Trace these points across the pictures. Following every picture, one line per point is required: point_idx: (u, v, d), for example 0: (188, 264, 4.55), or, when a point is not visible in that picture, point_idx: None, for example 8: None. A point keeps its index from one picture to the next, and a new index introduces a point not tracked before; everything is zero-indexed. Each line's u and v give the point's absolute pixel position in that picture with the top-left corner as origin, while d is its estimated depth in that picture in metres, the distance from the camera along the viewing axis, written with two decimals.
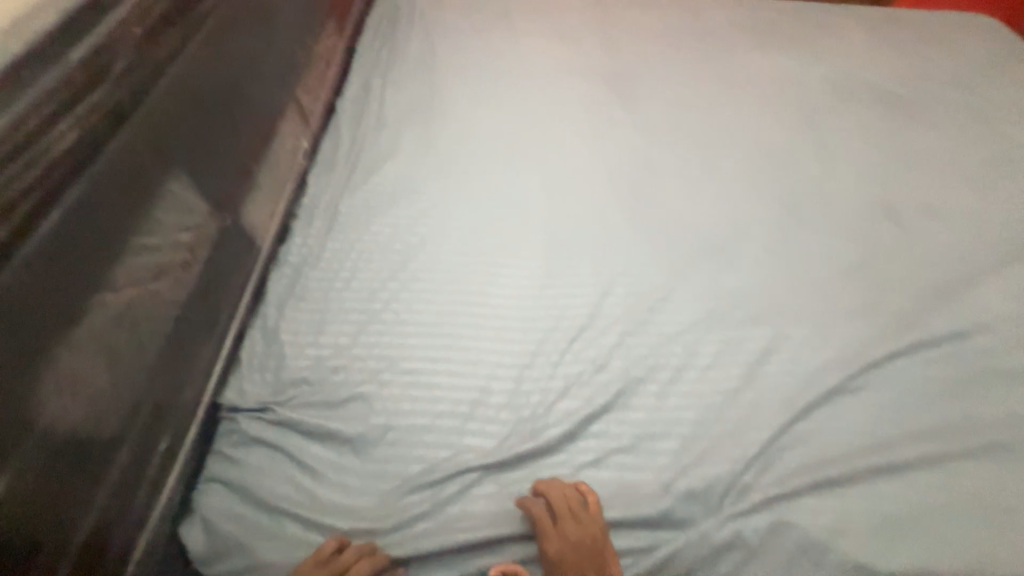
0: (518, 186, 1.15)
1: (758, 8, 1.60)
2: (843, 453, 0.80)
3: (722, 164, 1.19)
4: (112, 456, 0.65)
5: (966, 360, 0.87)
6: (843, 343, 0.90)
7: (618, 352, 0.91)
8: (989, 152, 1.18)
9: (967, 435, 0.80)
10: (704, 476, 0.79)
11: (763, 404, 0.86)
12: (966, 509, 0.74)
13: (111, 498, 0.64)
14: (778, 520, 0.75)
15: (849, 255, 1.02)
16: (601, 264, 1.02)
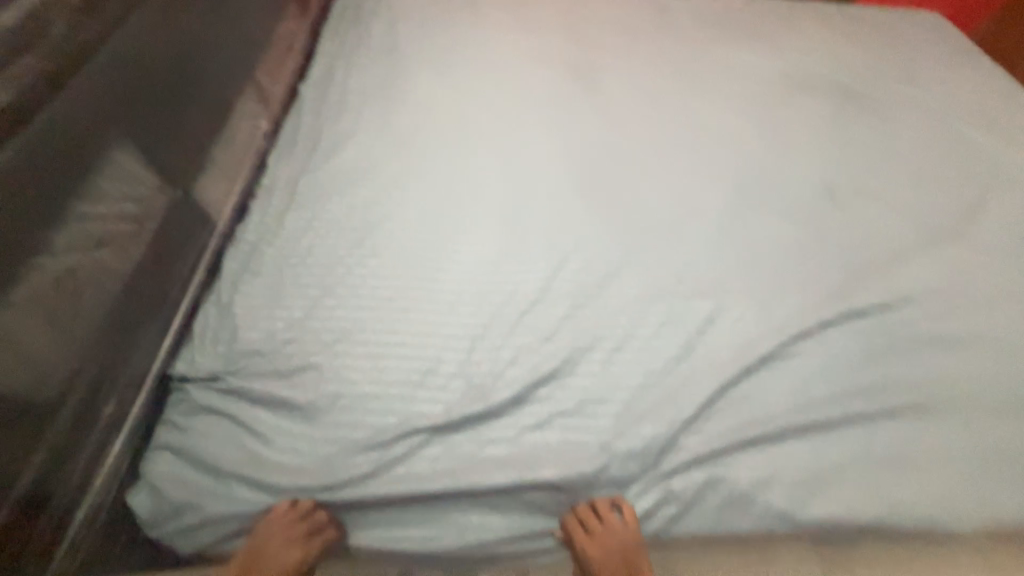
0: (480, 163, 1.15)
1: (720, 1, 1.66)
2: (774, 415, 0.84)
3: (678, 148, 1.22)
4: (56, 408, 0.70)
5: (877, 332, 0.96)
6: (779, 316, 0.95)
7: (568, 323, 0.91)
8: (905, 143, 1.33)
9: (876, 397, 0.88)
10: (646, 439, 0.79)
11: (705, 371, 0.87)
12: (872, 463, 0.82)
13: (51, 451, 0.68)
14: (710, 475, 0.78)
15: (789, 237, 1.09)
16: (557, 238, 1.04)
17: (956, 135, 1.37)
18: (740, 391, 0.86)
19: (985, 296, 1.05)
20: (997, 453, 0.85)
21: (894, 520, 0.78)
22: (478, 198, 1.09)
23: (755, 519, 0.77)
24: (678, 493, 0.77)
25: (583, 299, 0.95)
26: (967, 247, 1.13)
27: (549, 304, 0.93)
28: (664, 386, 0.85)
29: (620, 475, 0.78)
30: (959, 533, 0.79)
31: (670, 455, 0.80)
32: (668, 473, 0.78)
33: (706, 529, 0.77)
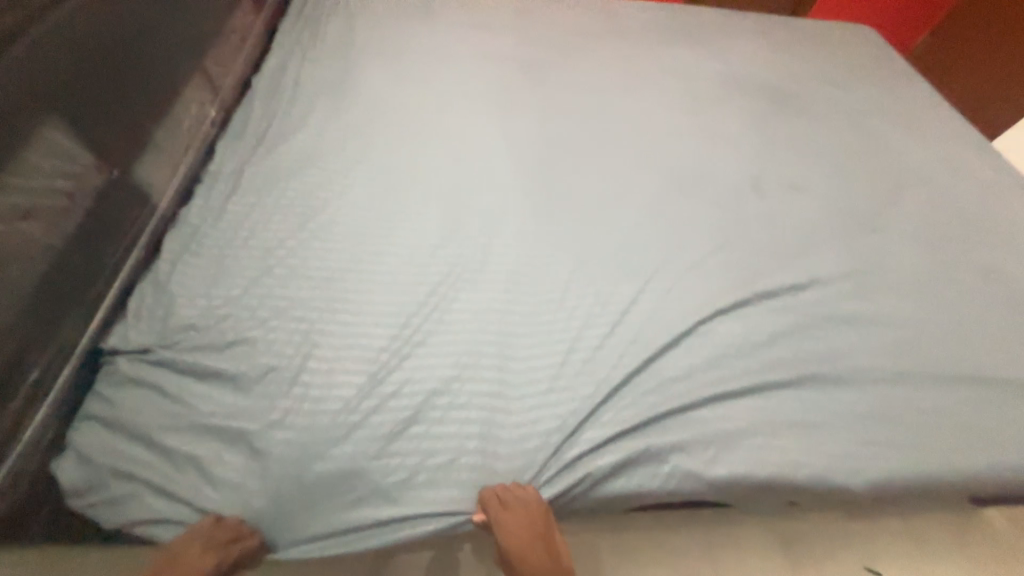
0: (426, 154, 1.20)
1: (671, 7, 1.75)
2: (688, 385, 0.90)
3: (619, 143, 1.30)
4: None
5: (792, 311, 1.04)
6: (701, 297, 1.02)
7: (502, 302, 0.96)
8: (832, 142, 1.43)
9: (785, 369, 0.95)
10: (567, 406, 0.85)
11: (627, 345, 0.93)
12: (775, 428, 0.90)
13: None
14: (625, 441, 0.84)
15: (717, 225, 1.16)
16: (497, 224, 1.09)
17: (877, 134, 1.48)
18: (659, 364, 0.92)
19: (890, 278, 1.15)
20: (885, 417, 0.95)
21: (790, 476, 0.87)
22: (423, 186, 1.13)
23: (665, 479, 0.84)
24: (594, 456, 0.83)
25: (516, 281, 1.00)
26: (878, 235, 1.23)
27: (483, 284, 0.99)
28: (587, 359, 0.91)
29: (541, 441, 0.82)
30: (844, 486, 0.88)
31: (589, 422, 0.85)
32: (588, 439, 0.83)
33: (620, 488, 0.83)
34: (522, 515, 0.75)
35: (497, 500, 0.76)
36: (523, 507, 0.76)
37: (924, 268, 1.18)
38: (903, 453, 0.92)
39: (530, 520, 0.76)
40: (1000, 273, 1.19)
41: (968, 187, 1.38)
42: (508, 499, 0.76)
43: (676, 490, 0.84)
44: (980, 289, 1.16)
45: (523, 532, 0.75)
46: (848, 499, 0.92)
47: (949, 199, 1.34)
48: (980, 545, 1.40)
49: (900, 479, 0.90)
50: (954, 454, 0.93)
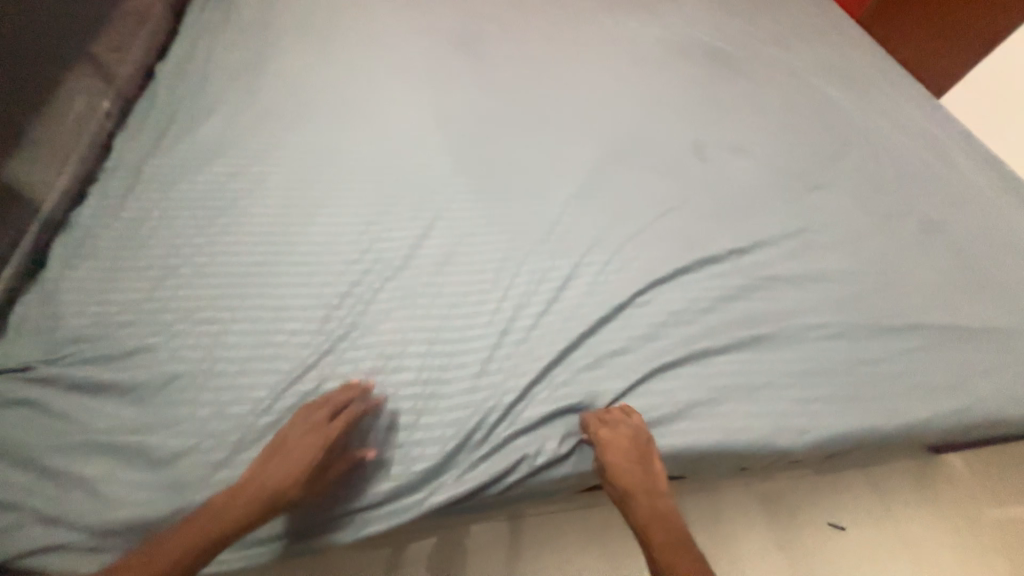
0: (350, 135, 1.12)
1: None
2: (625, 360, 0.88)
3: (557, 114, 1.24)
4: None
5: (734, 276, 1.02)
6: (641, 268, 0.99)
7: (432, 286, 0.91)
8: (777, 101, 1.41)
9: (727, 334, 0.93)
10: (500, 391, 0.81)
11: (563, 323, 0.89)
12: (717, 395, 0.88)
13: None
14: (561, 426, 0.82)
15: (658, 192, 1.13)
16: (426, 205, 1.03)
17: (822, 92, 1.47)
18: (597, 339, 0.89)
19: (834, 234, 1.13)
20: (829, 373, 0.94)
21: (736, 443, 0.84)
22: (345, 170, 1.06)
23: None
24: (531, 439, 0.80)
25: (446, 264, 0.94)
26: (823, 192, 1.21)
27: (411, 269, 0.93)
28: (522, 340, 0.87)
29: (473, 428, 0.78)
30: (791, 448, 0.87)
31: (525, 405, 0.82)
32: (524, 423, 0.80)
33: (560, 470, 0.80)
34: (621, 434, 0.78)
35: (601, 421, 0.80)
36: (624, 433, 0.79)
37: (868, 222, 1.17)
38: (848, 409, 0.91)
39: (629, 440, 0.78)
40: (941, 222, 1.20)
41: (909, 138, 1.38)
42: (611, 422, 0.80)
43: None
44: (923, 239, 1.16)
45: (622, 452, 0.77)
46: (794, 460, 0.91)
47: (891, 152, 1.34)
48: (939, 491, 1.43)
49: (846, 436, 0.89)
50: (898, 407, 0.93)
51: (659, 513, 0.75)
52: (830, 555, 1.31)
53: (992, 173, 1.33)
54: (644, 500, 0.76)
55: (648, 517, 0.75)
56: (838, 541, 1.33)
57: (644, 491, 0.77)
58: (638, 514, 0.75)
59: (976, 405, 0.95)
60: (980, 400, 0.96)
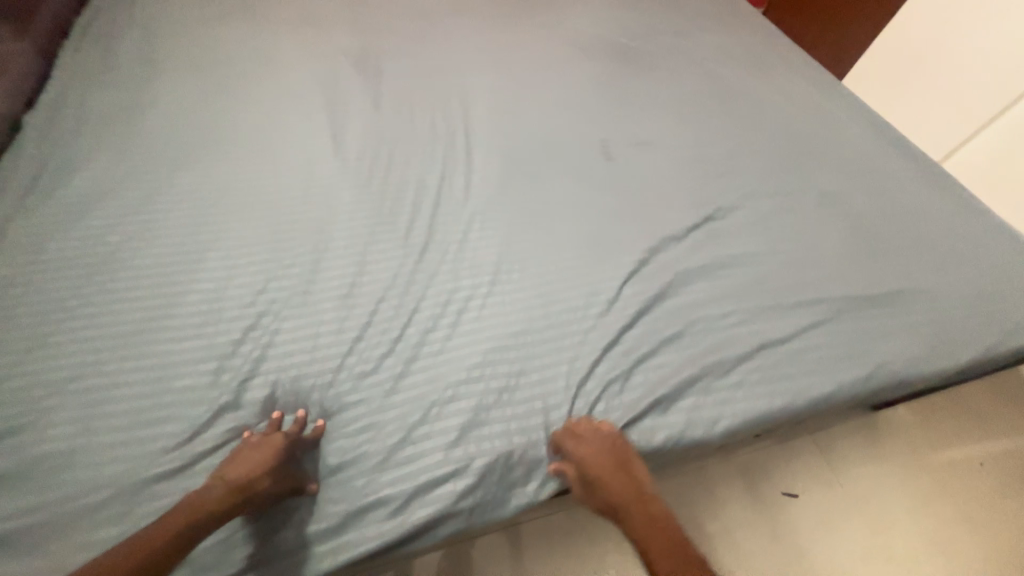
0: (243, 171, 1.07)
1: None
2: (537, 373, 0.86)
3: (462, 130, 1.24)
4: None
5: (644, 273, 1.02)
6: (549, 276, 0.98)
7: (333, 322, 0.88)
8: (682, 92, 1.44)
9: (637, 334, 0.94)
10: (403, 423, 0.78)
11: (470, 343, 0.87)
12: (632, 396, 0.87)
13: None
14: (470, 450, 0.77)
15: (567, 196, 1.13)
16: (325, 237, 0.99)
17: (724, 78, 1.51)
18: (509, 355, 0.87)
19: (740, 218, 1.16)
20: (742, 357, 0.95)
21: (650, 443, 0.85)
22: (237, 208, 1.01)
23: (526, 480, 0.78)
24: (443, 476, 0.74)
25: (348, 297, 0.91)
26: (728, 178, 1.24)
27: (311, 307, 0.89)
28: (429, 367, 0.84)
29: (378, 467, 0.75)
30: (706, 440, 0.88)
31: (428, 432, 0.78)
32: (430, 452, 0.76)
33: (477, 505, 0.75)
34: (595, 445, 0.77)
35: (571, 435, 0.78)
36: (599, 443, 0.77)
37: (772, 203, 1.21)
38: (761, 391, 0.92)
39: (605, 449, 0.77)
40: (838, 194, 1.25)
41: (808, 116, 1.44)
42: (583, 436, 0.78)
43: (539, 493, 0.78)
44: (824, 214, 1.20)
45: (601, 462, 0.75)
46: (716, 448, 0.93)
47: (791, 131, 1.39)
48: (879, 447, 1.49)
49: (759, 420, 0.90)
50: (810, 382, 0.94)
51: (651, 518, 0.73)
52: (792, 522, 1.34)
53: (884, 142, 1.40)
54: (635, 508, 0.74)
55: (641, 524, 0.72)
56: (790, 508, 1.36)
57: (633, 499, 0.75)
58: (633, 524, 0.73)
59: (883, 369, 0.98)
60: (888, 363, 0.99)
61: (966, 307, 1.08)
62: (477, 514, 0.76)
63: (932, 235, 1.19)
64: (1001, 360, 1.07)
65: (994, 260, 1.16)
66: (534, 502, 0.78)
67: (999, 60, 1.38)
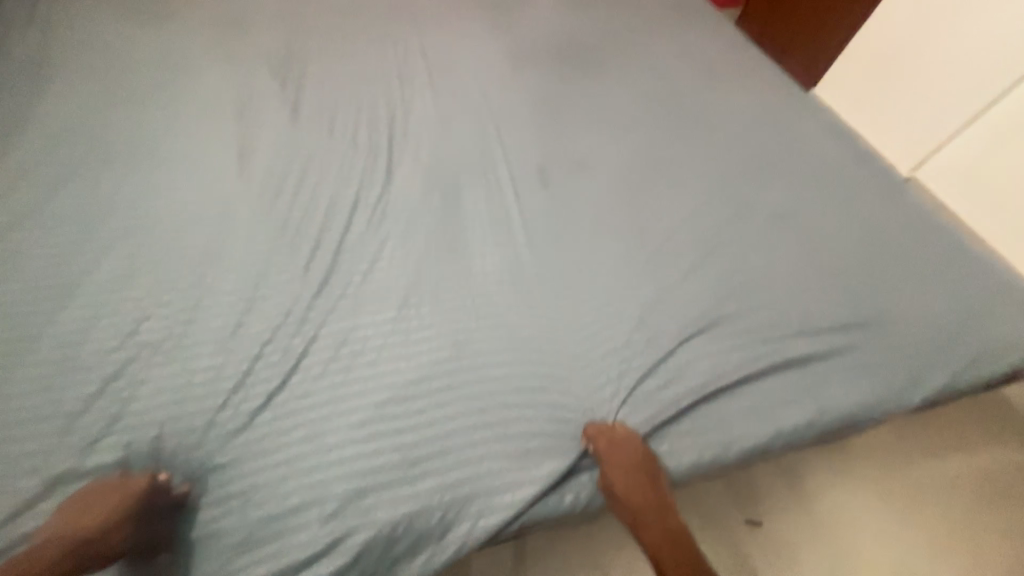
0: (130, 192, 0.96)
1: None
2: (437, 428, 0.76)
3: (386, 143, 1.14)
4: None
5: (570, 305, 0.93)
6: (463, 310, 0.88)
7: (206, 369, 0.77)
8: (630, 103, 1.36)
9: (556, 377, 0.84)
10: (274, 492, 0.69)
11: (364, 393, 0.77)
12: (543, 451, 0.78)
13: None
14: (346, 524, 0.68)
15: (494, 216, 1.03)
16: (211, 269, 0.88)
17: (678, 88, 1.43)
18: (407, 408, 0.77)
19: (684, 240, 1.07)
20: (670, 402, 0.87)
21: (561, 506, 0.76)
22: (116, 236, 0.90)
23: (414, 553, 0.69)
24: (312, 555, 0.66)
25: (229, 340, 0.81)
26: (673, 196, 1.15)
27: (183, 353, 0.78)
28: (312, 424, 0.74)
29: (237, 547, 0.66)
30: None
31: (300, 502, 0.68)
32: (301, 526, 0.67)
33: None
34: (625, 451, 0.76)
35: (603, 435, 0.78)
36: (630, 452, 0.77)
37: (719, 223, 1.12)
38: (692, 440, 0.84)
39: (633, 458, 0.76)
40: (791, 212, 1.16)
41: (764, 128, 1.36)
42: (614, 441, 0.77)
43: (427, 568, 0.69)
44: (774, 234, 1.12)
45: (628, 476, 0.75)
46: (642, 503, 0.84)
47: (743, 143, 1.31)
48: (847, 474, 1.40)
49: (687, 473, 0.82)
50: (747, 428, 0.86)
51: (668, 533, 0.74)
52: (750, 558, 1.25)
53: (843, 154, 1.32)
54: (655, 521, 0.75)
55: (660, 542, 0.73)
56: (753, 537, 1.28)
57: (655, 511, 0.75)
58: (651, 537, 0.74)
59: (828, 409, 0.90)
60: (835, 403, 0.90)
61: (922, 338, 0.99)
62: None
63: (889, 257, 1.11)
64: (959, 395, 1.00)
65: (953, 284, 1.08)
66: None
67: (992, 55, 1.44)
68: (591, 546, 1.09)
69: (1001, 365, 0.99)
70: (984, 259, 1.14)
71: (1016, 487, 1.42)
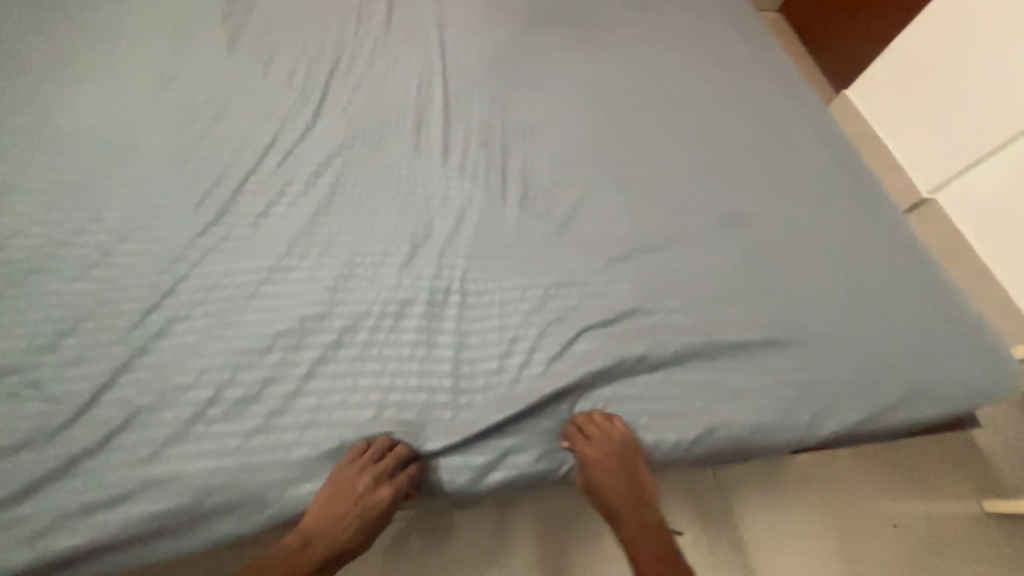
0: (38, 104, 0.91)
1: None
2: (285, 385, 0.69)
3: (324, 86, 1.07)
4: None
5: (472, 275, 0.84)
6: (351, 265, 0.81)
7: (65, 293, 0.73)
8: (603, 76, 1.26)
9: (436, 349, 0.76)
10: (93, 426, 0.64)
11: (220, 338, 0.72)
12: (396, 426, 0.70)
13: None
14: (158, 470, 0.62)
15: (415, 172, 0.95)
16: (101, 194, 0.84)
17: (662, 65, 1.32)
18: (259, 361, 0.71)
19: (621, 226, 0.97)
20: (557, 399, 0.76)
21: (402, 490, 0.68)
22: (11, 147, 0.86)
23: (227, 513, 0.63)
24: (106, 500, 0.60)
25: (97, 268, 0.76)
26: (621, 179, 1.06)
27: (46, 275, 0.75)
28: (155, 364, 0.69)
29: (26, 478, 0.60)
30: (475, 491, 0.71)
31: (116, 440, 0.63)
32: (108, 465, 0.62)
33: (148, 536, 0.60)
34: (604, 449, 0.72)
35: (580, 434, 0.74)
36: (611, 448, 0.73)
37: (664, 214, 1.02)
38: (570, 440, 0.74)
39: (614, 454, 0.73)
40: (745, 215, 1.06)
41: (745, 120, 1.24)
42: (594, 436, 0.73)
43: (232, 534, 0.62)
44: (722, 234, 1.02)
45: (607, 472, 0.73)
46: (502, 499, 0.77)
47: (716, 134, 1.20)
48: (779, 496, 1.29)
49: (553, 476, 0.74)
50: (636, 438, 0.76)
51: (646, 530, 0.73)
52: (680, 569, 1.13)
53: (822, 162, 1.20)
54: (632, 517, 0.74)
55: (636, 536, 0.73)
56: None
57: (634, 507, 0.74)
58: (628, 530, 0.73)
59: (745, 427, 0.79)
60: (752, 421, 0.79)
61: (862, 368, 0.89)
62: (147, 546, 0.61)
63: (842, 278, 1.00)
64: (890, 432, 0.91)
65: (904, 316, 0.98)
66: (229, 539, 0.63)
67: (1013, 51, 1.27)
68: (470, 541, 0.99)
69: (937, 409, 0.90)
70: (947, 294, 1.03)
71: (967, 538, 1.29)
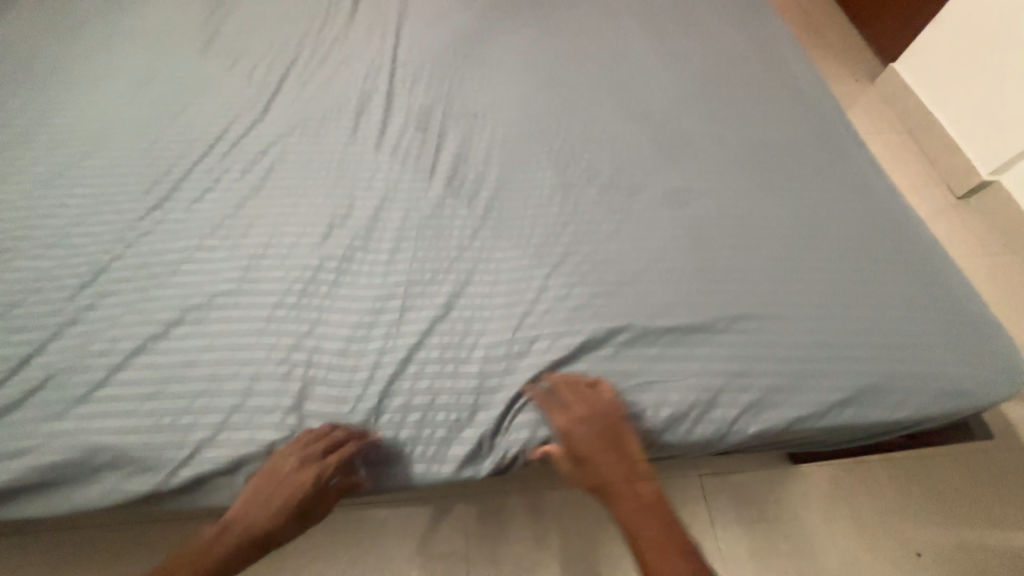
0: (33, 105, 1.03)
1: None
2: (185, 356, 0.74)
3: (279, 79, 1.12)
4: None
5: (383, 258, 0.85)
6: (267, 246, 0.85)
7: (22, 268, 0.83)
8: (564, 54, 1.21)
9: (332, 328, 0.78)
10: (17, 384, 0.71)
11: (136, 311, 0.78)
12: (282, 400, 0.73)
13: None
14: (64, 425, 0.69)
15: (347, 158, 0.97)
16: (69, 184, 0.94)
17: (632, 41, 1.24)
18: (167, 333, 0.76)
19: (550, 208, 0.94)
20: (447, 381, 0.76)
21: None
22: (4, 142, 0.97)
23: (120, 468, 0.68)
24: (19, 450, 0.67)
25: (52, 247, 0.85)
26: (562, 159, 1.01)
27: (9, 253, 0.84)
28: (81, 332, 0.76)
29: None
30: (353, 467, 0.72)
31: (34, 398, 0.71)
32: (25, 419, 0.69)
33: (53, 483, 0.67)
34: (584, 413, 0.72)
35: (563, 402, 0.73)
36: (587, 413, 0.72)
37: (603, 195, 0.96)
38: (456, 420, 0.74)
39: (592, 419, 0.72)
40: (698, 195, 0.98)
41: (716, 94, 1.15)
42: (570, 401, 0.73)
43: (122, 488, 0.67)
44: (667, 215, 0.95)
45: (589, 440, 0.71)
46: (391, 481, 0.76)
47: (680, 110, 1.11)
48: (784, 510, 1.04)
49: (436, 459, 0.73)
50: (526, 419, 0.74)
51: (641, 505, 0.70)
52: None
53: (803, 137, 1.08)
54: (626, 493, 0.70)
55: (632, 513, 0.70)
56: None
57: (626, 482, 0.71)
58: (621, 507, 0.70)
59: (644, 418, 0.75)
60: (652, 414, 0.75)
61: (800, 362, 0.80)
62: (53, 491, 0.68)
63: (800, 263, 0.91)
64: (835, 434, 0.81)
65: (873, 306, 0.87)
66: (116, 493, 0.67)
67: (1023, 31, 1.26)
68: (394, 526, 0.97)
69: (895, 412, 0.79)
70: (929, 284, 0.90)
71: None
